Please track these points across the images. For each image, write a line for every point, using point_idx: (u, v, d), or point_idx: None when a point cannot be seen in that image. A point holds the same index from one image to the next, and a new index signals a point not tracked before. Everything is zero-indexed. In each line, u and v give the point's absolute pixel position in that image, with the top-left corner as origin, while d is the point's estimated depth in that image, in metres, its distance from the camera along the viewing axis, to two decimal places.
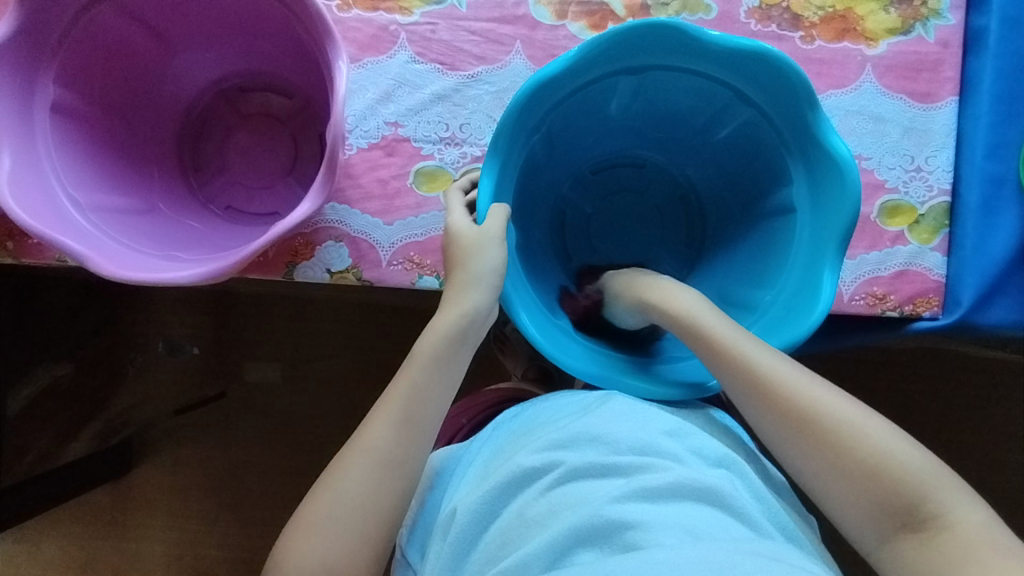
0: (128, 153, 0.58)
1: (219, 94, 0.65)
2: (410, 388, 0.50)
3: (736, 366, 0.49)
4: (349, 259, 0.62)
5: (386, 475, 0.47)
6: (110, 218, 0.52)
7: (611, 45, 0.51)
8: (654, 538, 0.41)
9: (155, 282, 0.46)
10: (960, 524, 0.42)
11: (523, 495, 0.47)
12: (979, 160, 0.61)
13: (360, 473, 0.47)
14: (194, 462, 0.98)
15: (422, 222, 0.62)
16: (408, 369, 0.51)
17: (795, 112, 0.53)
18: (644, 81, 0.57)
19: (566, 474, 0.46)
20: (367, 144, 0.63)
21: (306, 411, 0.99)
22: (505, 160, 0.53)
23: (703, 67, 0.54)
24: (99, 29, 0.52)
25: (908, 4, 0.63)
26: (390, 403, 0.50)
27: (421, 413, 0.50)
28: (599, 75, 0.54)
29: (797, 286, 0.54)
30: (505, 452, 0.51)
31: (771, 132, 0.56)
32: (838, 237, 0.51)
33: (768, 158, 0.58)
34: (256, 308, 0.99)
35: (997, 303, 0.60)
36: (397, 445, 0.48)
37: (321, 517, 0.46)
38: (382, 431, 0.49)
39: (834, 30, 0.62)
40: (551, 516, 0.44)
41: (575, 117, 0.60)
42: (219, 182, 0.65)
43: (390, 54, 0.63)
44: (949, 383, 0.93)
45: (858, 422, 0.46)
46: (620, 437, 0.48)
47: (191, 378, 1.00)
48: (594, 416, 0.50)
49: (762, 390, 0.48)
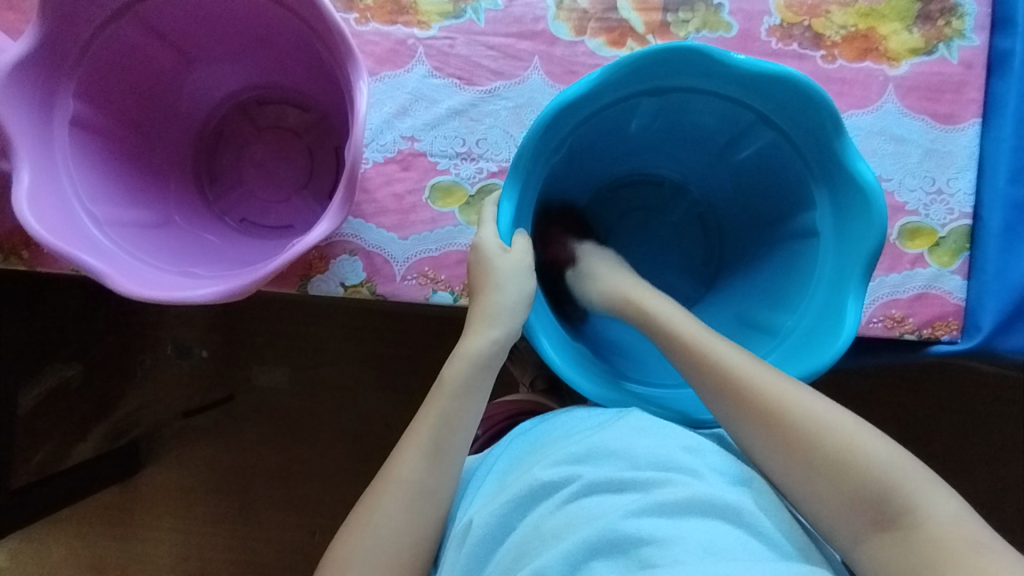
0: (145, 163, 0.58)
1: (235, 106, 0.65)
2: (439, 416, 0.50)
3: (709, 367, 0.50)
4: (363, 273, 0.62)
5: (419, 507, 0.48)
6: (127, 232, 0.52)
7: (638, 67, 0.50)
8: (672, 556, 0.41)
9: (172, 300, 0.46)
10: (933, 519, 0.41)
11: (539, 508, 0.46)
12: (1002, 183, 0.60)
13: (393, 506, 0.47)
14: (202, 466, 0.98)
15: (437, 237, 0.62)
16: (436, 397, 0.51)
17: (822, 142, 0.52)
18: (668, 101, 0.57)
19: (584, 489, 0.45)
20: (383, 158, 0.62)
21: (314, 417, 0.99)
22: (527, 179, 0.52)
23: (729, 89, 0.53)
24: (119, 43, 0.52)
25: (932, 25, 0.62)
26: (419, 434, 0.50)
27: (450, 440, 0.50)
28: (625, 94, 0.54)
29: (819, 314, 0.53)
30: (522, 464, 0.50)
31: (795, 155, 0.55)
32: (859, 268, 0.51)
33: (793, 182, 0.57)
34: (266, 314, 0.99)
35: (1017, 329, 0.60)
36: (427, 475, 0.49)
37: (353, 552, 0.46)
38: (413, 463, 0.49)
39: (856, 50, 0.62)
40: (566, 529, 0.44)
41: (599, 136, 0.60)
42: (235, 194, 0.64)
43: (407, 68, 0.63)
44: (962, 402, 0.92)
45: (823, 417, 0.46)
46: (639, 452, 0.47)
47: (200, 382, 0.99)
48: (613, 429, 0.49)
49: (731, 388, 0.48)
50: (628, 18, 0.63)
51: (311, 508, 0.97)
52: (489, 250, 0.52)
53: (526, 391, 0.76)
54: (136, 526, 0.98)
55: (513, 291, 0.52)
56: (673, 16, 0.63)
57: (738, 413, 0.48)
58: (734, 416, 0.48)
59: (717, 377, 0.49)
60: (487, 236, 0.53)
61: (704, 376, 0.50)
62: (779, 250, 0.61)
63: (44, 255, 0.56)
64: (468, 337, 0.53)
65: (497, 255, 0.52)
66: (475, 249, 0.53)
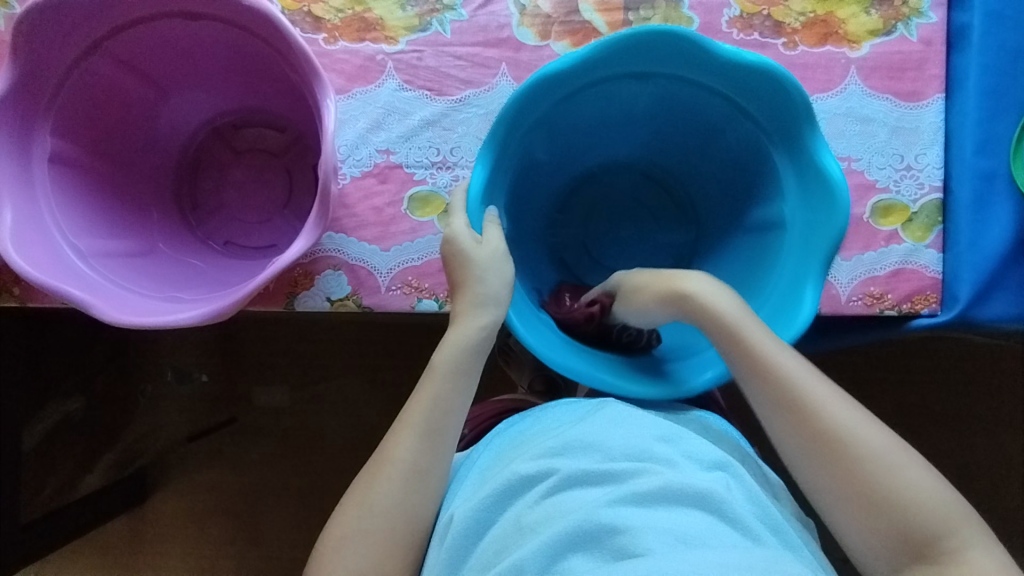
0: (125, 193, 0.59)
1: (213, 132, 0.65)
2: (432, 398, 0.51)
3: (770, 381, 0.48)
4: (348, 286, 0.63)
5: (410, 488, 0.48)
6: (112, 262, 0.53)
7: (568, 67, 0.52)
8: (644, 542, 0.41)
9: (158, 325, 0.47)
10: (976, 563, 0.43)
11: (516, 503, 0.46)
12: (969, 156, 0.60)
13: (386, 485, 0.48)
14: (208, 489, 0.99)
15: (418, 247, 0.64)
16: (426, 380, 0.52)
17: (748, 79, 0.53)
18: (612, 88, 0.58)
19: (561, 483, 0.45)
20: (360, 173, 0.64)
21: (316, 430, 1.00)
22: (495, 167, 0.54)
23: (659, 66, 0.55)
24: (94, 79, 0.53)
25: (889, 5, 0.63)
26: (413, 414, 0.51)
27: (441, 424, 0.50)
28: (566, 93, 0.55)
29: (802, 213, 0.54)
30: (504, 459, 0.51)
31: (725, 102, 0.57)
32: (828, 192, 0.52)
33: (733, 129, 0.59)
34: (262, 333, 1.00)
35: (995, 298, 0.60)
36: (421, 453, 0.49)
37: (350, 530, 0.47)
38: (406, 444, 0.49)
39: (816, 35, 0.63)
40: (543, 522, 0.44)
41: (553, 138, 0.62)
42: (217, 219, 0.64)
43: (378, 83, 0.64)
44: (958, 372, 0.92)
45: (892, 454, 0.45)
46: (615, 445, 0.47)
47: (201, 405, 1.01)
48: (590, 425, 0.50)
49: (796, 407, 0.47)
50: (591, 20, 0.64)
51: (318, 521, 0.98)
52: (465, 243, 0.53)
53: (522, 392, 0.77)
54: (149, 551, 0.99)
55: (494, 279, 0.53)
56: (635, 14, 0.64)
57: (803, 437, 0.47)
58: (789, 437, 0.48)
59: (782, 392, 0.48)
60: (465, 233, 0.53)
61: (770, 388, 0.48)
62: (755, 202, 0.61)
63: (33, 290, 0.57)
64: (456, 325, 0.54)
65: (474, 246, 0.53)
66: (450, 243, 0.53)
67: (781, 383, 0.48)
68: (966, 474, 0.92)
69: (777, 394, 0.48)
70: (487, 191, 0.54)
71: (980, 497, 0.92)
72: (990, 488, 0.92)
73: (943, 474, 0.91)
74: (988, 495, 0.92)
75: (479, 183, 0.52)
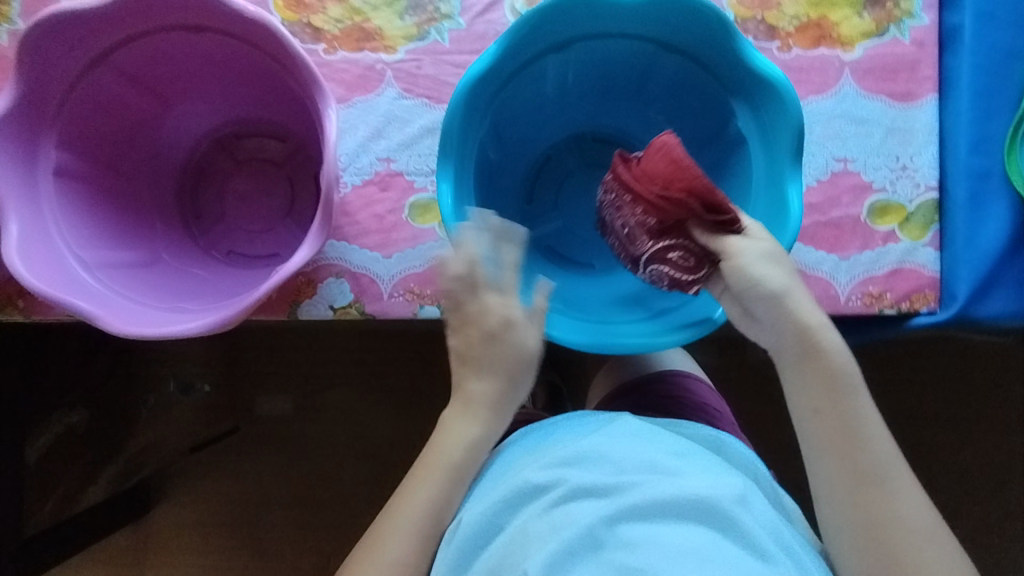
0: (130, 204, 0.59)
1: (214, 143, 0.66)
2: (450, 461, 0.52)
3: (842, 417, 0.50)
4: (351, 294, 0.64)
5: (425, 550, 0.50)
6: (118, 273, 0.53)
7: (515, 39, 0.51)
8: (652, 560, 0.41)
9: (164, 335, 0.47)
10: None
11: (524, 510, 0.46)
12: (964, 155, 0.61)
13: (398, 543, 0.50)
14: (212, 498, 0.99)
15: (419, 254, 0.64)
16: (445, 440, 0.53)
17: (682, 23, 0.52)
18: (562, 57, 0.57)
19: (570, 493, 0.46)
20: (361, 181, 0.64)
21: (320, 439, 1.00)
22: (461, 151, 0.52)
23: (598, 24, 0.54)
24: (97, 93, 0.53)
25: (881, 7, 0.63)
26: (430, 473, 0.52)
27: (458, 487, 0.52)
28: (518, 66, 0.54)
29: (762, 147, 0.53)
30: (515, 467, 0.51)
31: (670, 55, 0.55)
32: (777, 97, 0.50)
33: (675, 74, 0.57)
34: (264, 342, 1.01)
35: (993, 295, 0.60)
36: (441, 496, 0.51)
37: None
38: (422, 506, 0.51)
39: (809, 38, 0.64)
40: (551, 533, 0.44)
41: (512, 116, 0.60)
42: (220, 229, 0.65)
43: (377, 92, 0.65)
44: (960, 369, 0.93)
45: (927, 527, 0.48)
46: (627, 459, 0.48)
47: (204, 414, 1.01)
48: (604, 438, 0.50)
49: (855, 446, 0.50)
50: None
51: (323, 529, 0.98)
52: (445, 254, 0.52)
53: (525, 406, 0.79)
54: (154, 562, 0.99)
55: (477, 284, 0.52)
56: None
57: (849, 476, 0.49)
58: (834, 473, 0.50)
59: (850, 436, 0.50)
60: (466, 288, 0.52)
61: (837, 424, 0.50)
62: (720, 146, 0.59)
63: (38, 303, 0.57)
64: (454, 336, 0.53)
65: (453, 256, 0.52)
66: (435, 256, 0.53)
67: (850, 422, 0.50)
68: (969, 471, 0.92)
69: (840, 429, 0.50)
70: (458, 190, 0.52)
71: (984, 494, 0.92)
72: (993, 485, 0.92)
73: (947, 472, 0.92)
74: (992, 492, 0.92)
75: (449, 206, 0.51)
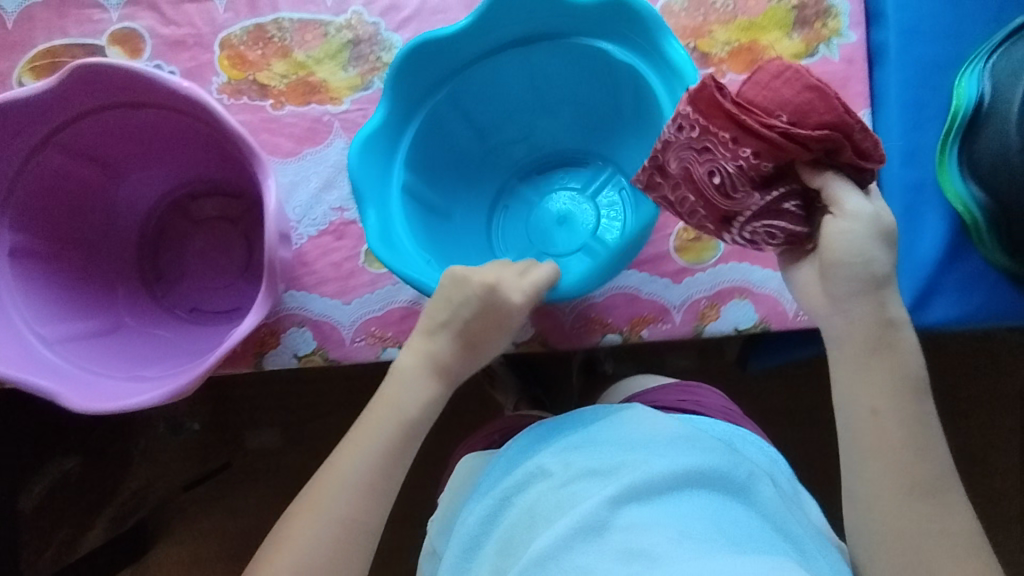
0: (90, 273, 0.61)
1: (171, 204, 0.67)
2: (394, 408, 0.55)
3: (893, 411, 0.47)
4: (314, 341, 0.65)
5: (370, 501, 0.52)
6: (78, 346, 0.55)
7: (410, 70, 0.57)
8: (651, 537, 0.44)
9: (123, 408, 0.49)
10: None
11: (533, 489, 0.51)
12: (896, 168, 0.63)
13: (339, 492, 0.52)
14: (211, 536, 1.02)
15: (378, 298, 0.66)
16: (391, 385, 0.56)
17: (555, 11, 0.57)
18: (469, 87, 0.62)
19: (578, 475, 0.49)
20: (316, 232, 0.66)
21: (309, 471, 1.01)
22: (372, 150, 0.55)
23: (483, 46, 0.59)
24: (47, 171, 0.55)
25: (810, 28, 0.65)
26: (375, 428, 0.54)
27: (409, 433, 0.55)
28: (425, 95, 0.60)
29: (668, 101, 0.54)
30: (528, 450, 0.55)
31: (561, 46, 0.60)
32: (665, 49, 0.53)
33: (573, 62, 0.61)
34: (246, 380, 1.03)
35: (935, 302, 0.62)
36: (388, 452, 0.54)
37: (303, 531, 0.51)
38: (365, 458, 0.53)
39: (743, 62, 0.65)
40: (556, 510, 0.48)
41: (443, 148, 0.64)
42: (182, 287, 0.66)
43: (327, 143, 0.66)
44: (940, 361, 0.93)
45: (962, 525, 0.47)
46: (632, 442, 0.52)
47: (195, 453, 1.02)
48: (610, 424, 0.54)
49: (904, 445, 0.47)
50: None
51: None
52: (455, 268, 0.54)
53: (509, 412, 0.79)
54: None
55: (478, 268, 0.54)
56: None
57: (899, 473, 0.47)
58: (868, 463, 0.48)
59: (899, 428, 0.47)
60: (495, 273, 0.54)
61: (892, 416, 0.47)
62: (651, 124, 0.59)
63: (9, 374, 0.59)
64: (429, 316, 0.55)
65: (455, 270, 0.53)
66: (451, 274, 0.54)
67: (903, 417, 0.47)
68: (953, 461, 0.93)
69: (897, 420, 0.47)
70: (371, 171, 0.55)
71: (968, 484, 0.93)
72: (977, 473, 0.93)
73: None
74: (976, 480, 0.93)
75: (375, 217, 0.54)
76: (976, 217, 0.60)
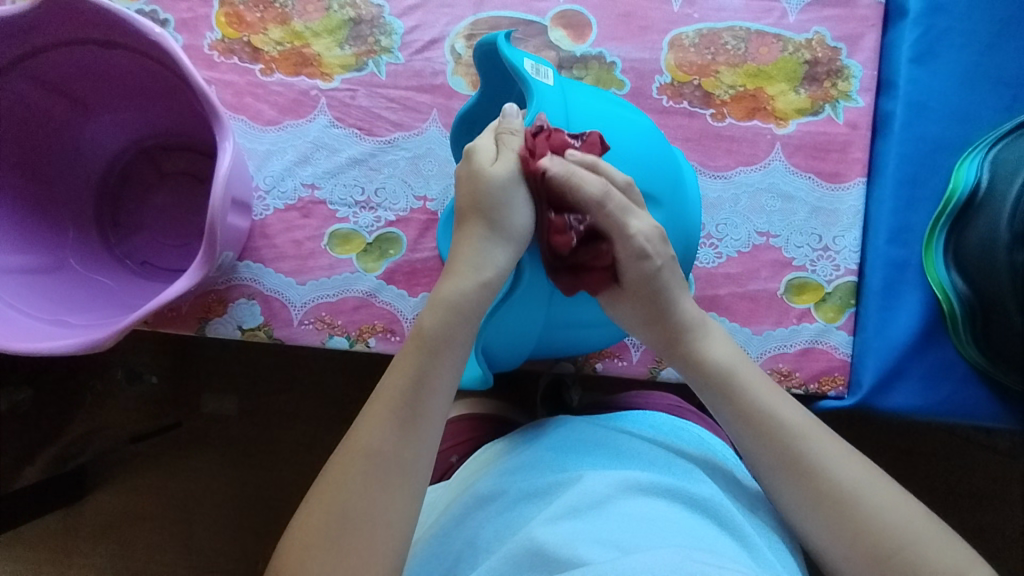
0: (43, 207, 0.59)
1: (141, 152, 0.66)
2: (438, 326, 0.44)
3: (746, 403, 0.46)
4: (260, 317, 0.63)
5: (403, 439, 0.43)
6: (9, 279, 0.53)
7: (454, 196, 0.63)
8: (585, 552, 0.39)
9: (32, 351, 0.47)
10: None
11: (473, 518, 0.46)
12: (882, 245, 0.61)
13: (379, 434, 0.43)
14: (145, 493, 0.97)
15: (334, 283, 0.63)
16: (426, 313, 0.45)
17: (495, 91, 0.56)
18: None
19: (511, 502, 0.46)
20: (283, 206, 0.64)
21: (255, 445, 0.98)
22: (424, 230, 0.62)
23: None
24: (10, 98, 0.54)
25: (818, 86, 0.63)
26: (404, 363, 0.44)
27: (444, 351, 0.44)
28: None
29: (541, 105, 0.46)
30: (466, 484, 0.51)
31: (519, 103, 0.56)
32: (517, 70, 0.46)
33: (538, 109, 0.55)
34: (208, 342, 1.00)
35: (899, 387, 0.60)
36: (415, 385, 0.44)
37: (338, 489, 0.42)
38: (399, 387, 0.44)
39: (744, 109, 0.63)
40: (496, 542, 0.44)
41: None
42: (138, 239, 0.64)
43: (309, 118, 0.64)
44: (927, 443, 0.89)
45: (899, 509, 0.42)
46: (565, 463, 0.48)
47: (145, 407, 0.99)
48: (539, 449, 0.50)
49: (789, 446, 0.45)
50: None
51: (254, 536, 0.96)
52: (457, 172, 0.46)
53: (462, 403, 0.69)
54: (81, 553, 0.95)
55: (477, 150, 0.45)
56: (568, 73, 0.64)
57: (795, 476, 0.44)
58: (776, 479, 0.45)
59: (775, 426, 0.45)
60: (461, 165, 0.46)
61: (752, 420, 0.46)
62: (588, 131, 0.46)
63: None
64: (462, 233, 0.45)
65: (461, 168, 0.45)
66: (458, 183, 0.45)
67: (767, 419, 0.46)
68: None
69: (763, 426, 0.45)
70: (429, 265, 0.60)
71: None
72: None
73: None
74: None
75: None
76: (953, 306, 0.59)
